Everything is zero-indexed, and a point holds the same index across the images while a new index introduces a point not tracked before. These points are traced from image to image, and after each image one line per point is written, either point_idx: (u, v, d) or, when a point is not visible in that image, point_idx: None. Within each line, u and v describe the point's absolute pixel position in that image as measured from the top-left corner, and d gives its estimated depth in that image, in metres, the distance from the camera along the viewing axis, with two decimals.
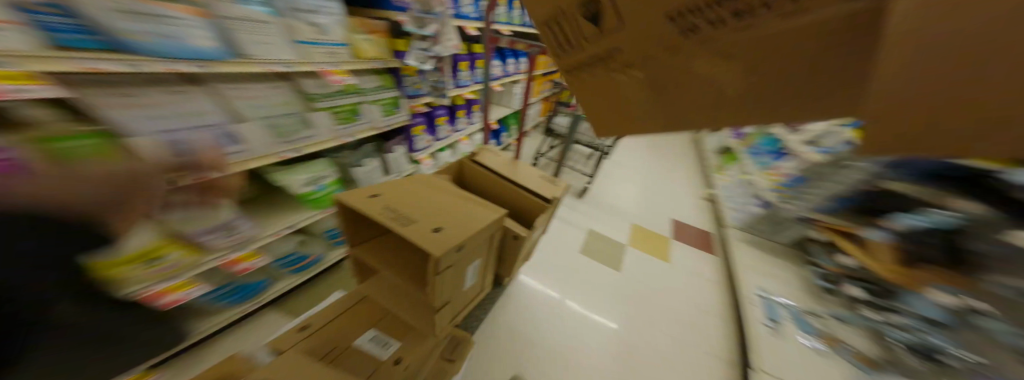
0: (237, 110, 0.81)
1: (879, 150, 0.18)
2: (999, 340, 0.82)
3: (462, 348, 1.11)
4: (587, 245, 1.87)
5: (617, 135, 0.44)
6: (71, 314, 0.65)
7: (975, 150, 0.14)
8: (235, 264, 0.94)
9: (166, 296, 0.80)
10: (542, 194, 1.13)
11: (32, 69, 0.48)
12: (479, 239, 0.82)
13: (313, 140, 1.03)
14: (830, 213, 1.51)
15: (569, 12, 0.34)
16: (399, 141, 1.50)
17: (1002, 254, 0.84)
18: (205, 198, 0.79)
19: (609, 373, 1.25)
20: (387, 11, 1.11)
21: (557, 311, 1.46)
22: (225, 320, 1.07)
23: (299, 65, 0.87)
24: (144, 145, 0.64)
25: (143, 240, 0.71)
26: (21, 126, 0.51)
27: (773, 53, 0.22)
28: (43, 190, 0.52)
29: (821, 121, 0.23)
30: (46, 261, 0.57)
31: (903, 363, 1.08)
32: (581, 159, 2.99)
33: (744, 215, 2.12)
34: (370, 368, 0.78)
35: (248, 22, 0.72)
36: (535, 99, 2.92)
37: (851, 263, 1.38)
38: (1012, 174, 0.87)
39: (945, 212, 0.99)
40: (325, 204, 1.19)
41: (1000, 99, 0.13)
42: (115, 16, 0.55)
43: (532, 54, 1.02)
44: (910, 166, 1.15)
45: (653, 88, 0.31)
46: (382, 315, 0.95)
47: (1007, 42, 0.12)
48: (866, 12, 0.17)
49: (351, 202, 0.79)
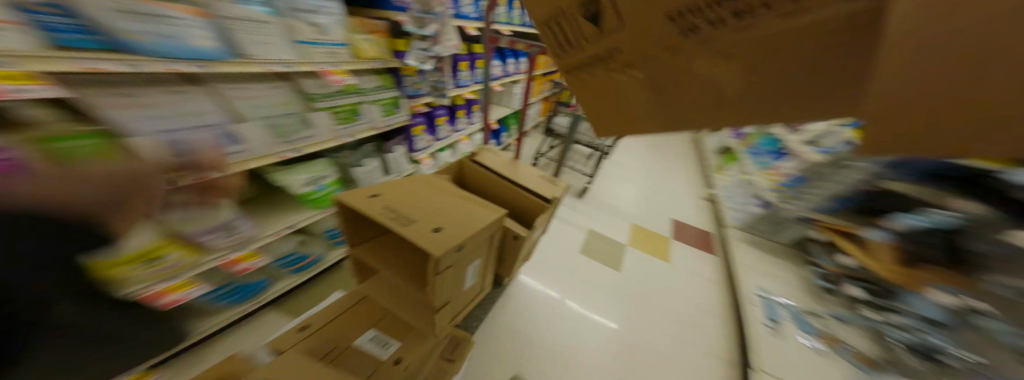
0: (237, 110, 0.81)
1: (879, 151, 0.18)
2: (999, 340, 0.82)
3: (462, 348, 1.11)
4: (587, 245, 1.87)
5: (617, 135, 0.44)
6: (72, 314, 0.65)
7: (974, 150, 0.14)
8: (235, 264, 0.95)
9: (166, 296, 0.80)
10: (542, 194, 1.13)
11: (33, 70, 0.48)
12: (479, 239, 0.82)
13: (313, 140, 1.03)
14: (830, 213, 1.51)
15: (569, 12, 0.34)
16: (399, 141, 1.50)
17: (1003, 254, 0.84)
18: (205, 198, 0.79)
19: (609, 373, 1.24)
20: (387, 11, 1.11)
21: (557, 311, 1.46)
22: (225, 320, 1.07)
23: (299, 65, 0.87)
24: (144, 145, 0.64)
25: (143, 240, 0.71)
26: (21, 126, 0.51)
27: (773, 53, 0.22)
28: (43, 190, 0.52)
29: (822, 121, 0.23)
30: (46, 261, 0.57)
31: (903, 363, 1.08)
32: (581, 159, 2.99)
33: (744, 215, 2.12)
34: (370, 368, 0.78)
35: (248, 22, 0.72)
36: (535, 99, 2.93)
37: (851, 263, 1.38)
38: (1013, 174, 0.87)
39: (946, 212, 0.99)
40: (325, 204, 1.19)
41: (1000, 100, 0.13)
42: (115, 16, 0.55)
43: (532, 54, 1.02)
44: (910, 166, 1.15)
45: (653, 89, 0.31)
46: (382, 315, 0.95)
47: (1006, 42, 0.12)
48: (867, 12, 0.17)
49: (351, 202, 0.79)
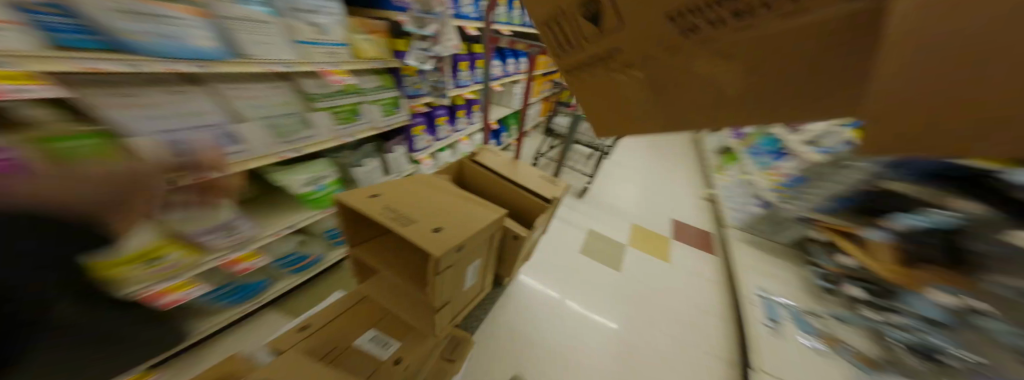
0: (237, 110, 0.81)
1: (880, 150, 0.17)
2: (999, 340, 0.82)
3: (462, 348, 1.11)
4: (587, 245, 1.87)
5: (617, 135, 0.44)
6: (72, 315, 0.65)
7: (975, 150, 0.14)
8: (235, 264, 0.95)
9: (166, 296, 0.81)
10: (542, 194, 1.13)
11: (32, 70, 0.48)
12: (479, 239, 0.83)
13: (312, 140, 1.03)
14: (829, 213, 1.51)
15: (569, 12, 0.34)
16: (399, 140, 1.50)
17: (1002, 254, 0.85)
18: (205, 198, 0.79)
19: (609, 373, 1.24)
20: (387, 11, 1.11)
21: (557, 311, 1.46)
22: (225, 320, 1.07)
23: (299, 65, 0.86)
24: (144, 145, 0.64)
25: (143, 241, 0.72)
26: (21, 126, 0.51)
27: (772, 53, 0.22)
28: (43, 190, 0.51)
29: (820, 121, 0.23)
30: (47, 261, 0.57)
31: (903, 363, 1.09)
32: (581, 159, 2.99)
33: (744, 215, 2.13)
34: (370, 368, 0.78)
35: (248, 22, 0.72)
36: (535, 99, 2.92)
37: (851, 263, 1.39)
38: (1012, 174, 0.87)
39: (946, 212, 0.99)
40: (325, 204, 1.19)
41: (1000, 100, 0.13)
42: (115, 16, 0.55)
43: (532, 54, 1.02)
44: (911, 167, 1.15)
45: (653, 89, 0.31)
46: (382, 316, 0.95)
47: (1007, 43, 0.12)
48: (867, 11, 0.17)
49: (351, 202, 0.79)
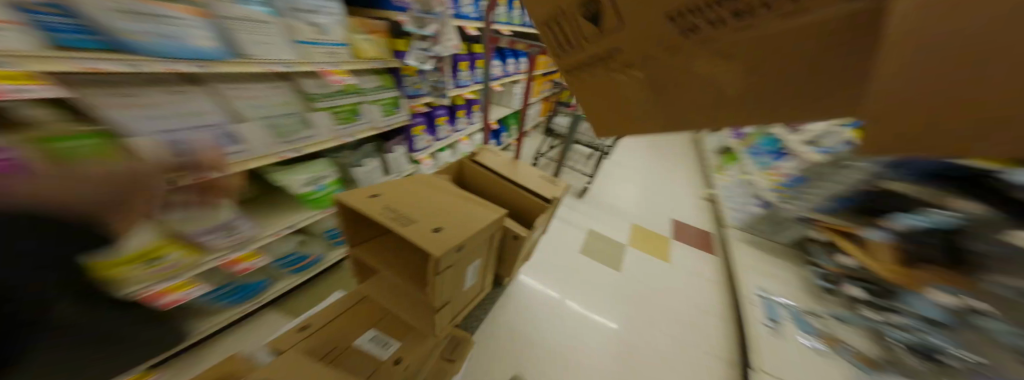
0: (237, 110, 0.81)
1: (880, 150, 0.17)
2: (999, 340, 0.82)
3: (462, 348, 1.11)
4: (587, 245, 1.87)
5: (617, 135, 0.44)
6: (72, 314, 0.65)
7: (976, 149, 0.14)
8: (235, 264, 0.95)
9: (166, 296, 0.81)
10: (542, 193, 1.13)
11: (32, 70, 0.48)
12: (479, 239, 0.83)
13: (312, 140, 1.03)
14: (829, 213, 1.50)
15: (569, 12, 0.34)
16: (399, 140, 1.50)
17: (1002, 254, 0.85)
18: (205, 198, 0.79)
19: (609, 373, 1.24)
20: (387, 11, 1.11)
21: (557, 310, 1.46)
22: (225, 320, 1.07)
23: (299, 65, 0.86)
24: (144, 145, 0.64)
25: (143, 241, 0.72)
26: (20, 126, 0.51)
27: (772, 53, 0.22)
28: (43, 190, 0.51)
29: (820, 121, 0.23)
30: (46, 261, 0.57)
31: (903, 363, 1.09)
32: (581, 159, 2.98)
33: (745, 215, 2.13)
34: (370, 368, 0.78)
35: (248, 22, 0.72)
36: (535, 99, 2.92)
37: (851, 264, 1.38)
38: (1012, 174, 0.87)
39: (945, 212, 1.00)
40: (325, 204, 1.19)
41: (1000, 100, 0.13)
42: (115, 16, 0.55)
43: (532, 54, 1.02)
44: (910, 166, 1.15)
45: (653, 89, 0.31)
46: (382, 316, 0.95)
47: (1008, 42, 0.12)
48: (867, 11, 0.17)
49: (351, 202, 0.79)
